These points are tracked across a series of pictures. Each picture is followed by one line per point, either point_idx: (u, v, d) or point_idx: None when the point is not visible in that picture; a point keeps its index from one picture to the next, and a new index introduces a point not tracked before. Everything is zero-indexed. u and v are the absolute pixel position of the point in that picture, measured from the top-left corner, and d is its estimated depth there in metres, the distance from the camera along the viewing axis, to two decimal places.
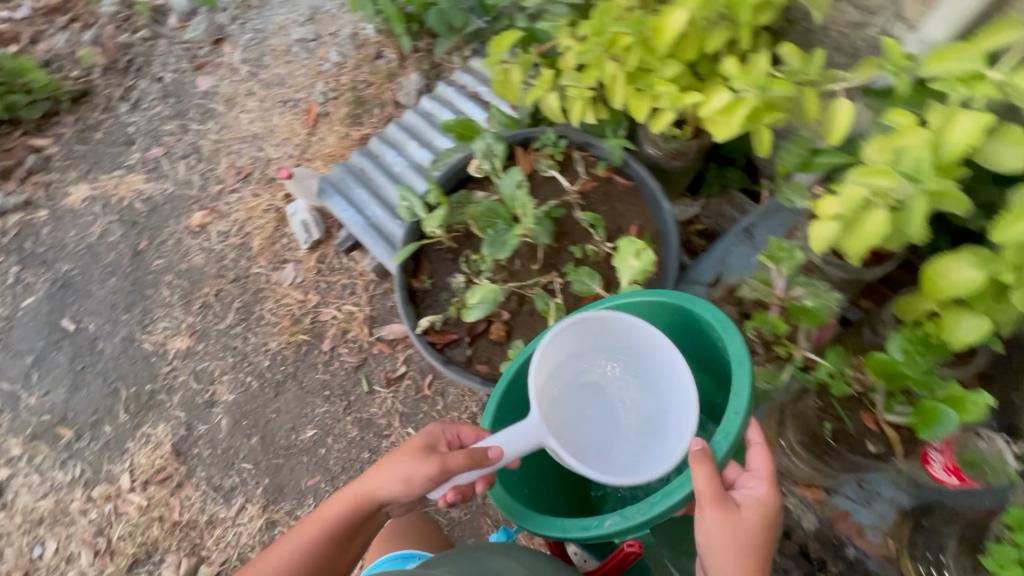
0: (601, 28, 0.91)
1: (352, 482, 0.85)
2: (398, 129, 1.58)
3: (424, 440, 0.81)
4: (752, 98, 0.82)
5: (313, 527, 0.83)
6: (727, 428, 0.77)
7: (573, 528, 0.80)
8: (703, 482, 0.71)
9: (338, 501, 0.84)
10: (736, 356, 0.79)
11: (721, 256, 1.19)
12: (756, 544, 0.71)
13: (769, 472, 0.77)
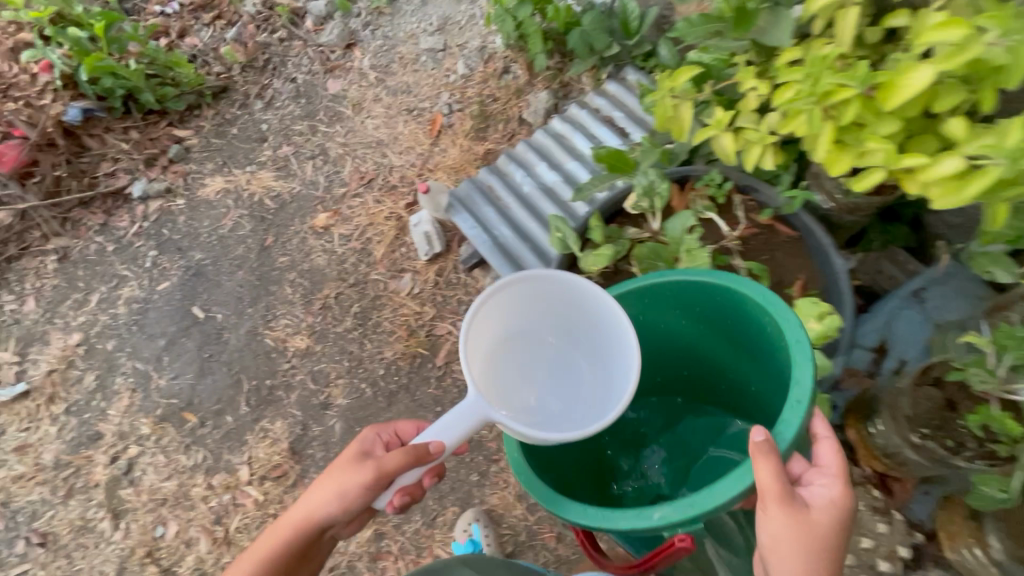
0: (815, 78, 0.84)
1: (294, 507, 0.88)
2: (528, 149, 1.57)
3: (359, 449, 0.87)
4: (998, 171, 0.74)
5: (263, 547, 0.87)
6: (789, 419, 0.72)
7: (621, 518, 0.71)
8: (769, 477, 0.67)
9: (285, 521, 0.88)
10: (796, 339, 0.75)
11: (886, 320, 1.10)
12: (825, 547, 0.68)
13: (840, 469, 0.73)
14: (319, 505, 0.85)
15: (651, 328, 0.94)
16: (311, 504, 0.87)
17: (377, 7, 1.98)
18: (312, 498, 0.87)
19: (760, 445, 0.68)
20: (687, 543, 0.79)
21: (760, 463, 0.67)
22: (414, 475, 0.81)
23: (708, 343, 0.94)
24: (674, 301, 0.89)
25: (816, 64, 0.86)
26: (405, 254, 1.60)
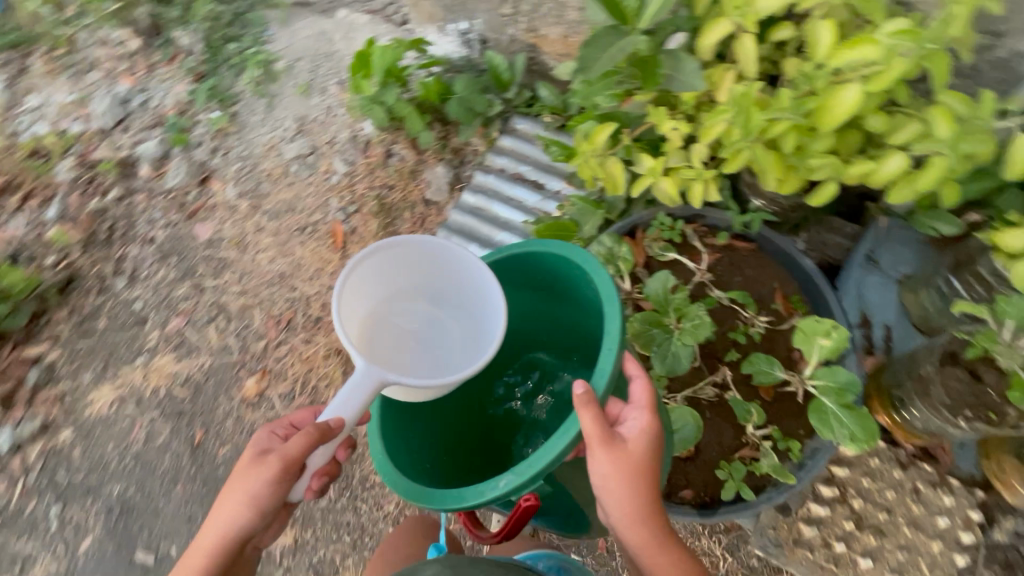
0: (745, 119, 0.83)
1: (204, 530, 0.79)
2: (451, 232, 1.49)
3: (253, 453, 0.77)
4: (941, 161, 0.77)
5: None
6: (604, 366, 0.72)
7: (467, 495, 0.70)
8: (590, 423, 0.68)
9: (190, 557, 0.80)
10: (608, 293, 0.74)
11: (857, 293, 1.14)
12: (644, 472, 0.72)
13: (650, 400, 0.76)
14: (224, 522, 0.77)
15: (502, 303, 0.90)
16: (214, 529, 0.78)
17: (219, 128, 1.76)
18: (215, 518, 0.78)
19: (582, 397, 0.68)
20: (532, 500, 0.78)
21: (583, 414, 0.68)
22: (325, 456, 0.74)
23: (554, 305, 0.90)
24: (512, 272, 0.85)
25: (740, 103, 0.84)
26: None
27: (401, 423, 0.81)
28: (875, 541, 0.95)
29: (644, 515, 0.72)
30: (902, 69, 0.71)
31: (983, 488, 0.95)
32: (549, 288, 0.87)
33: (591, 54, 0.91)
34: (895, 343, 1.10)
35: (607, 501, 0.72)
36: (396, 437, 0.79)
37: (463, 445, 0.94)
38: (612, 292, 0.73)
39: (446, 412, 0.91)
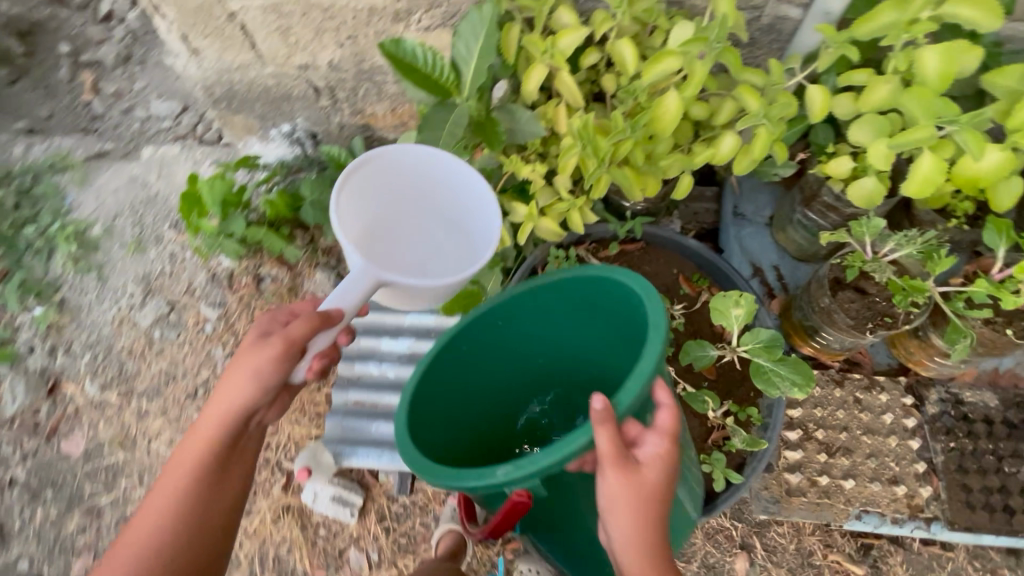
0: (594, 148, 0.86)
1: (212, 400, 0.83)
2: (358, 336, 1.36)
3: (256, 331, 0.81)
4: (764, 129, 0.86)
5: (190, 448, 0.84)
6: (630, 386, 0.71)
7: (466, 477, 0.71)
8: (604, 441, 0.67)
9: (187, 447, 0.84)
10: (656, 320, 0.74)
11: (740, 246, 1.24)
12: (654, 503, 0.70)
13: (675, 429, 0.73)
14: (227, 405, 0.82)
15: (544, 322, 0.92)
16: (215, 412, 0.83)
17: (51, 323, 1.53)
18: (217, 399, 0.83)
19: (599, 413, 0.66)
20: (524, 495, 0.74)
21: (597, 430, 0.67)
22: (326, 341, 0.79)
23: (597, 326, 0.91)
24: (558, 291, 0.87)
25: (583, 137, 0.87)
26: (328, 536, 1.28)
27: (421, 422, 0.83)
28: (847, 461, 1.02)
29: (648, 548, 0.70)
30: (704, 69, 0.78)
31: (903, 373, 1.07)
32: (600, 313, 0.89)
33: (429, 137, 0.92)
34: (787, 278, 1.20)
35: (611, 524, 0.70)
36: (418, 419, 0.81)
37: (483, 449, 0.95)
38: (659, 321, 0.73)
39: (472, 411, 0.93)
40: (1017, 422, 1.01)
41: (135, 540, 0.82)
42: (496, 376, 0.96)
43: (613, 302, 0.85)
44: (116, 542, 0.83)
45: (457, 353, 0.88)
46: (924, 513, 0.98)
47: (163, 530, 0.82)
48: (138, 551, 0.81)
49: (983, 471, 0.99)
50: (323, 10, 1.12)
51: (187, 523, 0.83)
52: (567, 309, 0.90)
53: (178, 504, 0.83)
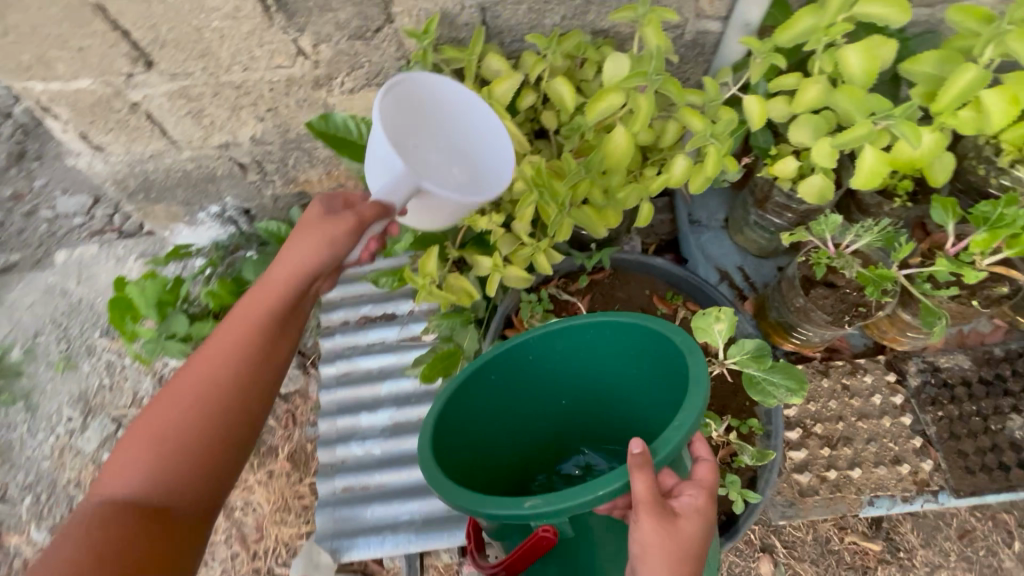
0: (551, 194, 0.84)
1: (274, 268, 0.76)
2: (334, 417, 1.29)
3: (320, 206, 0.76)
4: (714, 147, 0.85)
5: (239, 325, 0.73)
6: (668, 435, 0.67)
7: (490, 502, 0.67)
8: (640, 486, 0.62)
9: (228, 330, 0.73)
10: (699, 374, 0.71)
11: (703, 253, 1.24)
12: (688, 564, 0.63)
13: (711, 483, 0.70)
14: (283, 279, 0.75)
15: (574, 360, 0.89)
16: (270, 287, 0.75)
17: None
18: (270, 278, 0.75)
19: (637, 458, 0.63)
20: (551, 530, 0.70)
21: (634, 475, 0.63)
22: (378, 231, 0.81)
23: (627, 370, 0.89)
24: (592, 332, 0.85)
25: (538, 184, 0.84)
26: None
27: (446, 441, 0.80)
28: (849, 450, 1.03)
29: None
30: (647, 103, 0.77)
31: (880, 351, 1.09)
32: (633, 359, 0.86)
33: None
34: (753, 277, 1.22)
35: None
36: (444, 443, 0.78)
37: (502, 487, 0.91)
38: (701, 374, 0.71)
39: (496, 444, 0.90)
40: (991, 378, 1.05)
41: (150, 429, 0.67)
42: (524, 415, 0.93)
43: (650, 351, 0.83)
44: (178, 382, 0.71)
45: (487, 385, 0.86)
46: (930, 486, 1.00)
47: (181, 426, 0.68)
48: (151, 446, 0.67)
49: (974, 433, 1.02)
50: (235, 87, 1.04)
51: (208, 423, 0.69)
52: (600, 354, 0.88)
53: (207, 395, 0.70)
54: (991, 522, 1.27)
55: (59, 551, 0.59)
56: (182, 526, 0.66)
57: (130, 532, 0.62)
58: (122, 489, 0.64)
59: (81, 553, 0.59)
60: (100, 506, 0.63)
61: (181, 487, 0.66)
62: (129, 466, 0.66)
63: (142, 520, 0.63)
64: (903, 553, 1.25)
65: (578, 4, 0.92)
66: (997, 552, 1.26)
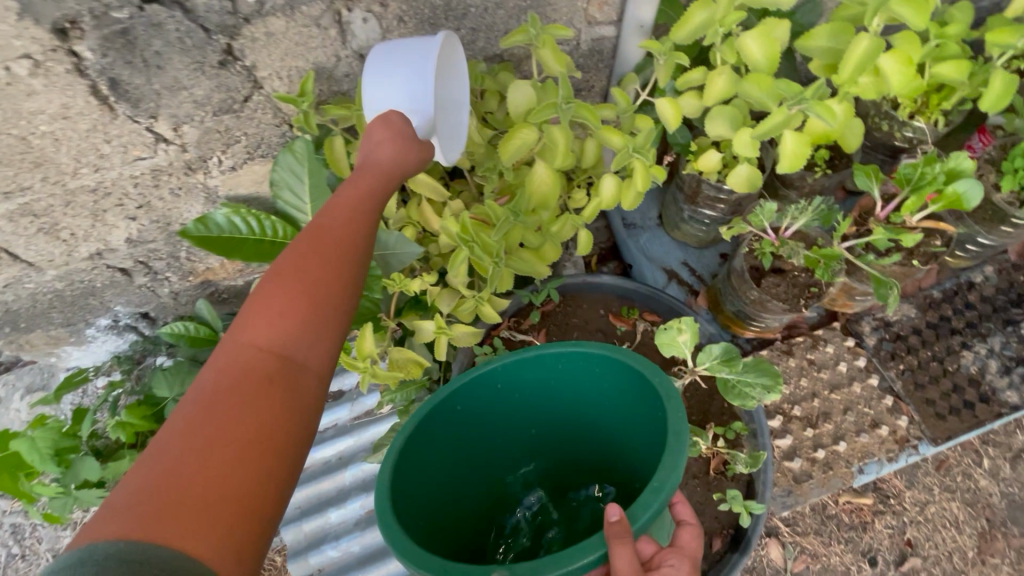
0: (484, 245, 0.76)
1: (385, 135, 0.63)
2: (299, 523, 1.15)
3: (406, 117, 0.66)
4: (640, 160, 0.80)
5: (367, 188, 0.59)
6: (648, 498, 0.61)
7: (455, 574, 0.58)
8: (624, 561, 0.53)
9: (363, 185, 0.59)
10: (677, 426, 0.66)
11: (646, 256, 1.21)
12: None
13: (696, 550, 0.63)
14: (399, 152, 0.63)
15: (539, 390, 0.83)
16: (391, 155, 0.62)
17: None
18: (378, 141, 0.64)
19: (615, 527, 0.56)
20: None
21: (615, 547, 0.54)
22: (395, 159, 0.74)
23: (593, 401, 0.84)
24: (557, 364, 0.80)
25: (466, 238, 0.76)
26: None
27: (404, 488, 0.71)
28: (830, 425, 1.02)
29: None
30: (564, 135, 0.71)
31: (834, 318, 1.10)
32: (606, 389, 0.81)
33: None
34: (699, 269, 1.20)
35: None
36: (399, 486, 0.69)
37: (459, 521, 0.82)
38: (684, 429, 0.66)
39: (456, 473, 0.82)
40: (937, 321, 1.08)
41: (289, 276, 0.52)
42: (487, 443, 0.85)
43: (626, 387, 0.78)
44: (310, 232, 0.55)
45: (451, 416, 0.77)
46: (910, 440, 1.02)
47: (321, 287, 0.52)
48: (285, 304, 0.50)
49: (935, 378, 1.04)
50: (90, 191, 0.88)
51: (349, 291, 0.54)
52: (573, 382, 0.82)
53: (347, 255, 0.54)
54: (960, 447, 1.33)
55: (189, 413, 0.45)
56: (319, 407, 0.51)
57: (272, 404, 0.47)
58: (258, 350, 0.49)
59: (214, 425, 0.44)
60: (240, 358, 0.49)
61: (323, 362, 0.51)
62: (267, 317, 0.50)
63: (285, 389, 0.48)
64: (894, 499, 1.28)
65: (464, 33, 0.85)
66: (972, 474, 1.32)
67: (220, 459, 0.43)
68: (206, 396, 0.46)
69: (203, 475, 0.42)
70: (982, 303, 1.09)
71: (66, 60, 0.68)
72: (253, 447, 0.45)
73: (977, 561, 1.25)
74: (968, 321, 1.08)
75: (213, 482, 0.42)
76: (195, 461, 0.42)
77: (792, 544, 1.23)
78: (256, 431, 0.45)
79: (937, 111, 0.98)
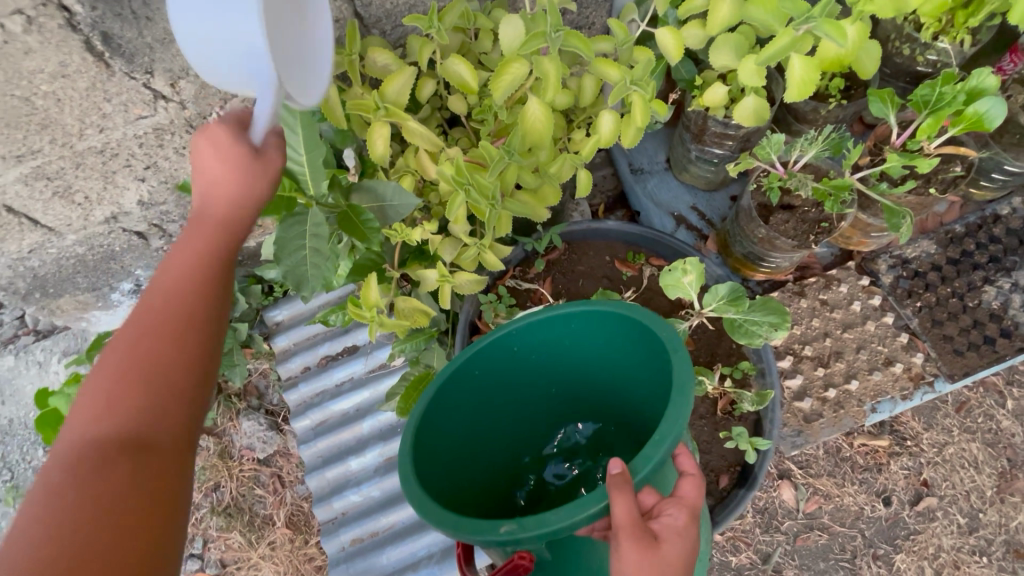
0: (482, 184, 0.75)
1: (205, 192, 0.60)
2: (322, 471, 1.20)
3: (235, 142, 0.60)
4: (640, 93, 0.78)
5: (195, 250, 0.58)
6: (650, 451, 0.65)
7: (466, 529, 0.64)
8: (623, 509, 0.58)
9: (187, 250, 0.58)
10: (683, 376, 0.69)
11: (654, 202, 1.19)
12: None
13: (691, 496, 0.67)
14: (236, 197, 0.60)
15: (553, 353, 0.87)
16: (213, 209, 0.60)
17: None
18: (208, 196, 0.60)
19: (616, 478, 0.61)
20: (527, 556, 0.65)
21: (616, 497, 0.59)
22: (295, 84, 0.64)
23: (607, 362, 0.87)
24: (569, 324, 0.83)
25: (461, 179, 0.75)
26: None
27: (427, 453, 0.76)
28: (842, 364, 1.01)
29: None
30: (554, 66, 0.68)
31: (848, 258, 1.07)
32: (618, 346, 0.84)
33: (293, 260, 0.77)
34: (709, 214, 1.17)
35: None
36: (423, 453, 0.75)
37: (492, 486, 0.88)
38: (687, 382, 0.68)
39: (480, 434, 0.87)
40: (959, 256, 1.04)
41: (118, 362, 0.52)
42: (505, 406, 0.90)
43: (639, 344, 0.80)
44: (139, 314, 0.55)
45: (471, 380, 0.83)
46: (926, 378, 1.00)
47: (160, 356, 0.53)
48: (124, 386, 0.51)
49: (954, 314, 1.01)
50: (98, 153, 0.90)
51: (190, 355, 0.54)
52: (590, 341, 0.86)
53: (176, 322, 0.55)
54: (982, 389, 1.31)
55: (38, 501, 0.45)
56: (186, 468, 0.51)
57: (127, 476, 0.47)
58: (105, 428, 0.49)
59: (65, 507, 0.44)
60: (79, 447, 0.48)
61: (183, 422, 0.52)
62: (106, 399, 0.50)
63: (138, 460, 0.48)
64: (910, 441, 1.27)
65: None
66: (994, 414, 1.29)
67: (83, 535, 0.43)
68: (42, 487, 0.45)
69: (60, 559, 0.42)
70: (1008, 236, 1.04)
71: (57, 15, 0.68)
72: (115, 518, 0.45)
73: (996, 500, 1.23)
74: (991, 256, 1.03)
75: (74, 558, 0.42)
76: (50, 544, 0.42)
77: (804, 485, 1.24)
78: (119, 500, 0.46)
79: (962, 29, 0.91)
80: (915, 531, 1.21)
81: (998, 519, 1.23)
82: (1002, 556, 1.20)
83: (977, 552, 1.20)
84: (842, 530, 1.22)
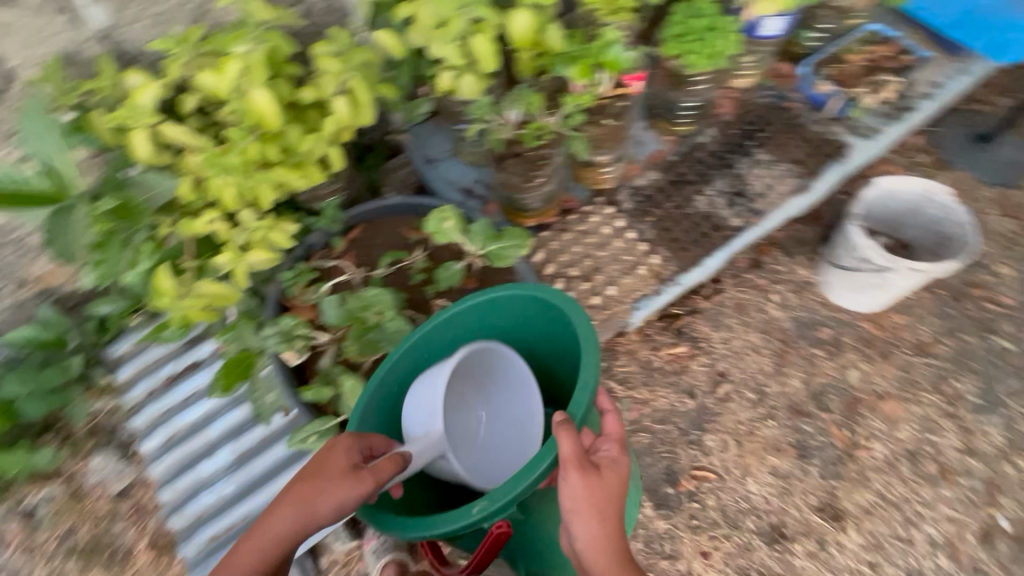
0: (228, 162, 0.94)
1: (302, 486, 0.80)
2: (174, 482, 1.25)
3: (345, 461, 0.80)
4: (356, 79, 0.99)
5: (272, 531, 0.80)
6: (579, 398, 0.83)
7: (440, 522, 0.79)
8: (568, 445, 0.77)
9: (270, 524, 0.80)
10: (587, 331, 0.88)
11: (446, 181, 1.40)
12: (614, 501, 0.79)
13: (618, 433, 0.87)
14: (314, 507, 0.78)
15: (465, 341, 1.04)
16: (297, 515, 0.79)
17: None
18: (305, 488, 0.80)
19: (561, 423, 0.79)
20: (504, 524, 0.88)
21: (560, 435, 0.77)
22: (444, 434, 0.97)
23: (511, 333, 1.06)
24: (477, 311, 1.00)
25: (212, 162, 0.94)
26: None
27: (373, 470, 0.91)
28: (602, 275, 1.23)
29: (610, 544, 0.78)
30: (259, 59, 0.89)
31: (598, 195, 1.32)
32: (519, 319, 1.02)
33: (62, 243, 0.93)
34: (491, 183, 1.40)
35: (576, 525, 0.78)
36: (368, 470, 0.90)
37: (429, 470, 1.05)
38: (591, 333, 0.87)
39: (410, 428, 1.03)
40: (675, 178, 1.32)
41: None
42: None
43: (531, 312, 0.99)
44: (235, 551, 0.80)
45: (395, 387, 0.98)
46: (667, 273, 1.24)
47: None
48: None
49: (677, 221, 1.28)
50: None
51: None
52: (492, 322, 1.03)
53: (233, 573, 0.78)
54: (752, 289, 1.58)
55: None
56: None
57: None
58: None
59: None
60: None
61: None
62: None
63: None
64: (703, 342, 1.51)
65: (191, 7, 1.00)
66: (765, 307, 1.56)
67: None
68: None
69: None
70: (707, 157, 1.34)
71: None
72: None
73: (776, 372, 1.48)
74: (698, 173, 1.33)
75: None
76: None
77: (623, 397, 1.43)
78: None
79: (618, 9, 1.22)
80: (717, 414, 1.42)
81: (780, 388, 1.46)
82: (788, 416, 1.42)
83: (768, 418, 1.42)
84: (660, 427, 1.41)
